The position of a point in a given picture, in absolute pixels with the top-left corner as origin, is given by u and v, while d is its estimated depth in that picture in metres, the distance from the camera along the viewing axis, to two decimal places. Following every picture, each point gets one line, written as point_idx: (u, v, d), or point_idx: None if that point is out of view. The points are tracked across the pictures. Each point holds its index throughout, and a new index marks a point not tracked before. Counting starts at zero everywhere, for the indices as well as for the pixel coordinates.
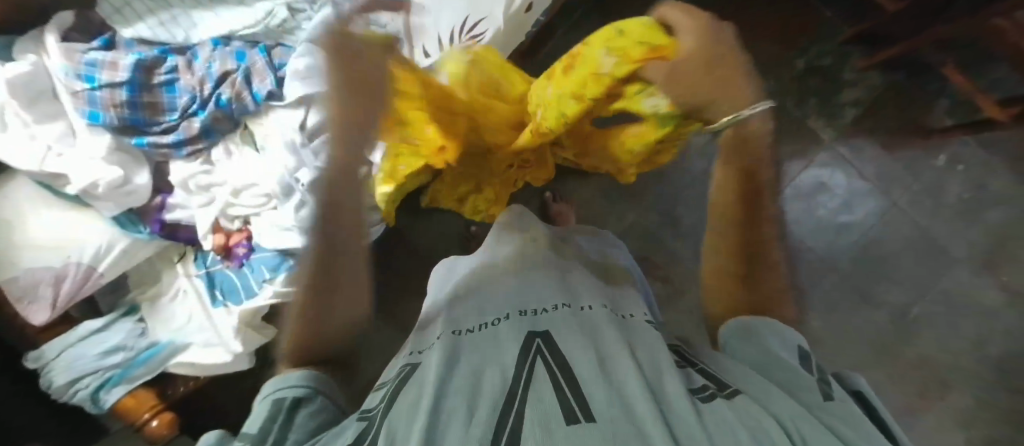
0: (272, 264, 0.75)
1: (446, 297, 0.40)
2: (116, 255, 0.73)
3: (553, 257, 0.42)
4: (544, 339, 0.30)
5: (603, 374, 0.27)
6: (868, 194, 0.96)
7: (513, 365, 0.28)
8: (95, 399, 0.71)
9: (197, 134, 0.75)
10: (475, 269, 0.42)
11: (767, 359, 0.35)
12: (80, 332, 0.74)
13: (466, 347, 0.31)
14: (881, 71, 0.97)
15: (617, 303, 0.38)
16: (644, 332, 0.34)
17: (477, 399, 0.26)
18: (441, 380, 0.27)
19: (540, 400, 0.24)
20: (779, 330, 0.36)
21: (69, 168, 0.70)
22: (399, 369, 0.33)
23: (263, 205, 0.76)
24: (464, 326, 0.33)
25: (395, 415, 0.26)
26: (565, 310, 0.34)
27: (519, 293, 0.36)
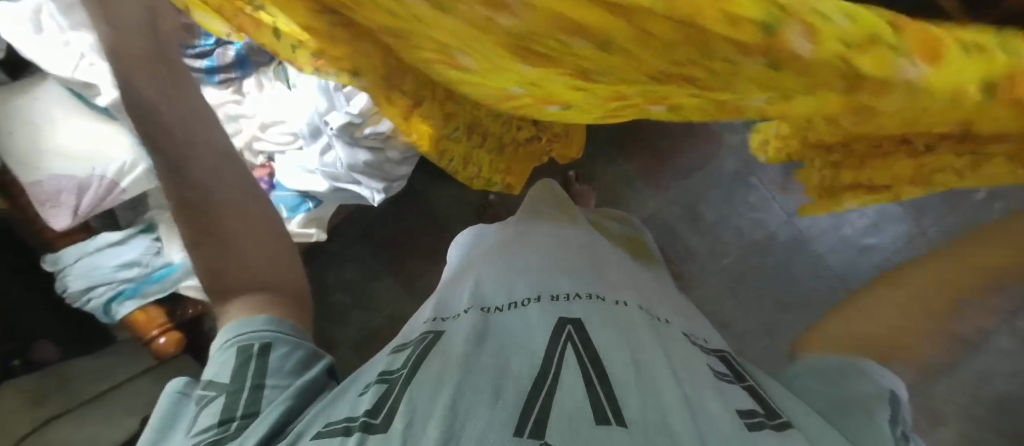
0: (291, 204, 0.77)
1: (476, 267, 0.39)
2: (139, 173, 0.73)
3: (590, 248, 0.40)
4: (575, 326, 0.29)
5: (637, 378, 0.25)
6: (899, 219, 0.93)
7: (541, 352, 0.27)
8: (107, 310, 0.74)
9: (231, 63, 0.74)
10: (509, 242, 0.41)
11: (843, 405, 0.37)
12: (99, 242, 0.76)
13: (495, 326, 0.30)
14: None
15: (651, 304, 0.36)
16: (679, 340, 0.31)
17: (502, 380, 0.25)
18: (468, 357, 0.26)
19: (570, 394, 0.23)
20: (859, 375, 0.37)
21: (102, 80, 0.69)
22: (421, 333, 0.32)
23: (289, 144, 0.76)
24: (493, 303, 0.33)
25: (417, 384, 0.25)
26: (598, 302, 0.32)
27: (555, 275, 0.35)
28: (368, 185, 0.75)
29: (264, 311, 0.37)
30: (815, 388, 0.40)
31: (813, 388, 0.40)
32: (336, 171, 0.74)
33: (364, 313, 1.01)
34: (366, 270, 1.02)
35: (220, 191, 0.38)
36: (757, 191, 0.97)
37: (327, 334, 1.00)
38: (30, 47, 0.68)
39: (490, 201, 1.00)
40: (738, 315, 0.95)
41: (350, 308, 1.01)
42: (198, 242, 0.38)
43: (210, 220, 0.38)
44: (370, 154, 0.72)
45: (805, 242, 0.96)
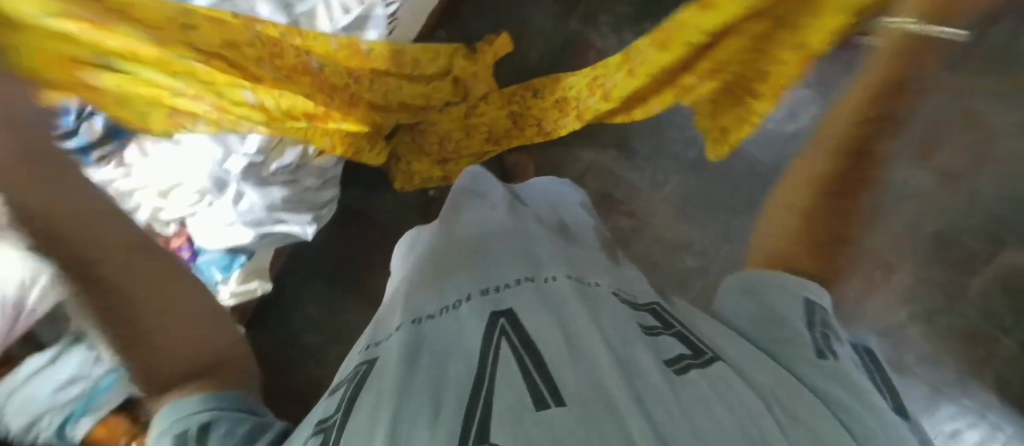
0: (222, 263, 0.74)
1: (403, 280, 0.37)
2: (42, 285, 0.66)
3: (514, 227, 0.39)
4: (508, 318, 0.28)
5: (571, 353, 0.24)
6: None
7: (476, 352, 0.26)
8: (62, 435, 0.71)
9: (103, 135, 0.65)
10: (433, 246, 0.39)
11: (767, 318, 0.34)
12: (29, 368, 0.71)
13: (427, 338, 0.28)
14: None
15: (583, 270, 0.35)
16: (611, 301, 0.31)
17: (440, 393, 0.23)
18: (402, 378, 0.24)
19: (507, 388, 0.22)
20: (785, 286, 0.35)
21: None
22: (355, 366, 0.30)
23: (198, 204, 0.71)
24: (424, 313, 0.31)
25: (351, 423, 0.23)
26: (527, 285, 0.31)
27: (484, 266, 0.34)
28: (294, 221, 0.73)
29: (205, 390, 0.32)
30: (741, 309, 0.37)
31: (738, 308, 0.38)
32: (257, 217, 0.70)
33: (340, 347, 0.97)
34: (329, 304, 0.98)
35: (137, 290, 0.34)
36: None
37: (309, 378, 0.96)
38: None
39: (431, 197, 0.96)
40: (697, 233, 0.98)
41: (324, 346, 0.97)
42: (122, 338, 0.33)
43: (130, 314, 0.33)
44: (284, 188, 0.69)
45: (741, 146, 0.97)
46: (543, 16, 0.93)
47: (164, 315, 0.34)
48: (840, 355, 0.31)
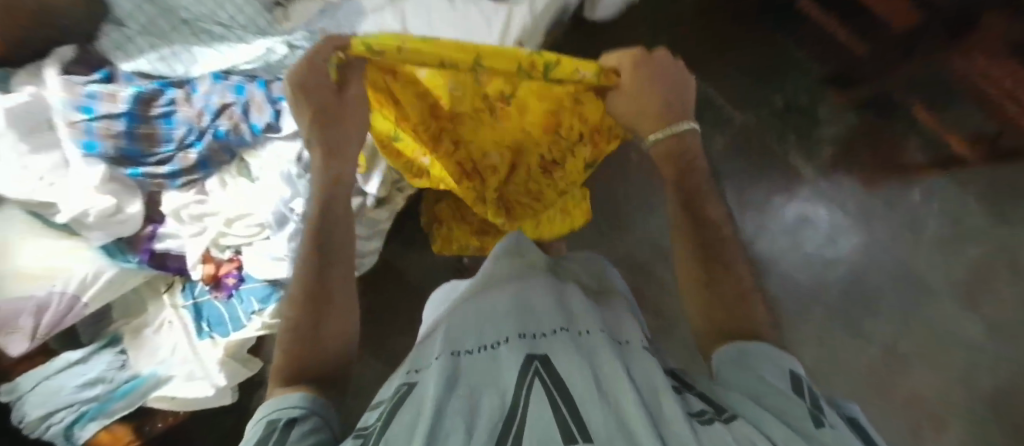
0: (261, 295, 0.76)
1: (444, 319, 0.41)
2: (101, 285, 0.73)
3: (551, 282, 0.43)
4: (541, 360, 0.30)
5: (599, 395, 0.26)
6: (850, 229, 0.99)
7: (510, 390, 0.28)
8: (67, 434, 0.73)
9: (192, 164, 0.75)
10: (474, 294, 0.43)
11: (755, 382, 0.34)
12: (59, 364, 0.73)
13: (465, 370, 0.31)
14: (856, 110, 1.01)
15: (615, 328, 0.38)
16: (640, 354, 0.33)
17: (475, 421, 0.26)
18: (440, 399, 0.27)
19: (539, 422, 0.25)
20: (770, 357, 0.36)
21: (61, 197, 0.70)
22: (395, 388, 0.32)
23: (255, 235, 0.77)
24: (463, 347, 0.34)
25: (393, 435, 0.25)
26: (563, 334, 0.34)
27: (519, 312, 0.37)
28: None
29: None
30: (732, 372, 0.37)
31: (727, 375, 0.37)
32: None
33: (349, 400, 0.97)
34: None
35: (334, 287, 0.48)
36: None
37: None
38: None
39: (463, 263, 1.01)
40: None
41: None
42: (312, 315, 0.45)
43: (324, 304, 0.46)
44: None
45: (772, 263, 1.00)
46: None
47: (330, 316, 0.46)
48: (835, 423, 0.30)
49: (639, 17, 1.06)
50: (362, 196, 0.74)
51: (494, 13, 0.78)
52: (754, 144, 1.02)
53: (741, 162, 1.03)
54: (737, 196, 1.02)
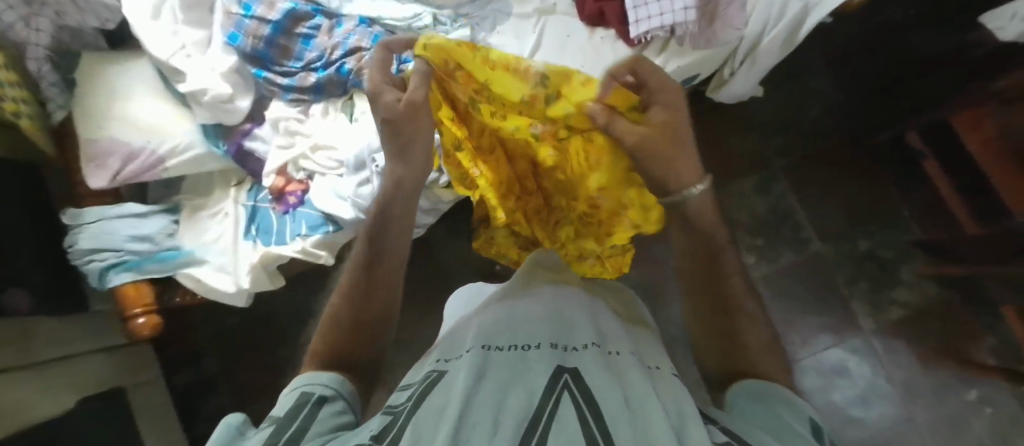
0: (313, 223, 0.80)
1: (476, 316, 0.47)
2: (186, 158, 0.78)
3: (586, 309, 0.48)
4: (571, 375, 0.35)
5: (626, 417, 0.31)
6: (887, 398, 0.94)
7: (541, 392, 0.33)
8: (102, 275, 0.76)
9: (308, 86, 0.81)
10: (508, 302, 0.48)
11: (778, 425, 0.34)
12: (121, 210, 0.79)
13: (495, 365, 0.36)
14: (939, 285, 0.96)
15: (643, 357, 0.43)
16: (665, 384, 0.37)
17: (501, 418, 0.31)
18: (469, 392, 0.32)
19: (563, 429, 0.29)
20: (795, 404, 0.36)
21: (189, 70, 0.77)
22: (425, 373, 0.39)
23: (331, 169, 0.81)
24: (495, 344, 0.39)
25: (419, 417, 0.31)
26: (592, 352, 0.39)
27: (549, 330, 0.42)
28: None
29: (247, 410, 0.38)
30: (754, 411, 0.37)
31: (748, 411, 0.37)
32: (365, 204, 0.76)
33: None
34: None
35: (379, 280, 0.49)
36: None
37: None
38: (139, 27, 0.75)
39: (498, 270, 1.02)
40: None
41: None
42: (357, 303, 0.48)
43: (366, 296, 0.48)
44: None
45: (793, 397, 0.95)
46: None
47: (372, 304, 0.48)
48: None
49: (756, 113, 1.06)
50: (438, 172, 0.77)
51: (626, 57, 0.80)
52: (820, 276, 1.00)
53: (799, 287, 1.00)
54: (783, 318, 0.99)
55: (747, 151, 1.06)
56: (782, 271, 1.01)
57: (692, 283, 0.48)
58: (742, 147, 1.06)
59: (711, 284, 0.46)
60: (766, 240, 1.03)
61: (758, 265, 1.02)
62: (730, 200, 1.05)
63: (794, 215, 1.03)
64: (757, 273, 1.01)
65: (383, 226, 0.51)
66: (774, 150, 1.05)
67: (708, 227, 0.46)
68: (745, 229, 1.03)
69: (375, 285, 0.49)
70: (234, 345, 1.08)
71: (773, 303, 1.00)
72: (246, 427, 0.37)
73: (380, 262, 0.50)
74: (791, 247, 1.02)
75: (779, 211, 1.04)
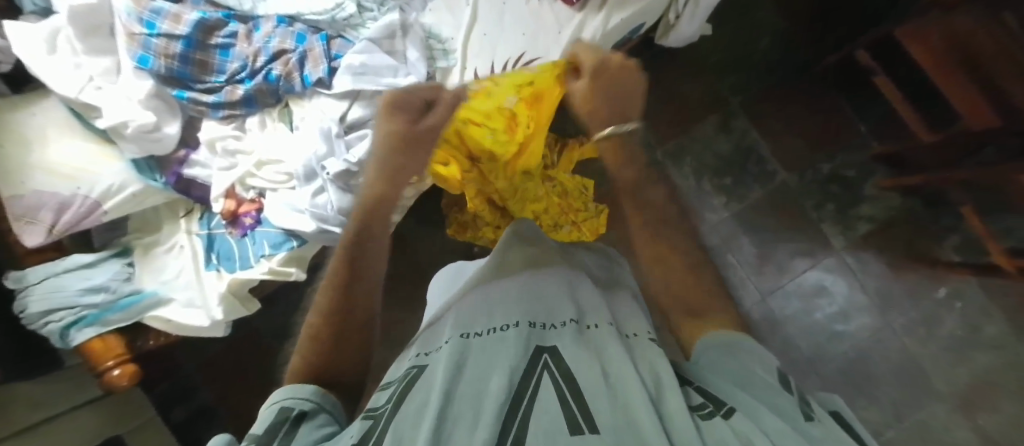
0: (275, 241, 0.77)
1: (454, 303, 0.47)
2: (123, 197, 0.73)
3: (564, 281, 0.48)
4: (550, 354, 0.36)
5: (605, 388, 0.31)
6: (865, 309, 0.98)
7: (520, 374, 0.33)
8: (63, 334, 0.71)
9: (238, 100, 0.75)
10: (484, 285, 0.48)
11: (746, 375, 0.34)
12: (68, 264, 0.74)
13: (474, 351, 0.36)
14: (901, 194, 0.98)
15: (621, 323, 0.43)
16: (645, 346, 0.38)
17: (482, 403, 0.30)
18: (448, 385, 0.32)
19: (546, 409, 0.30)
20: (762, 355, 0.36)
21: (104, 104, 0.71)
22: (405, 370, 0.38)
23: (282, 183, 0.77)
24: (473, 330, 0.40)
25: (399, 416, 0.31)
26: (571, 327, 0.40)
27: (526, 307, 0.42)
28: None
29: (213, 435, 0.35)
30: (721, 361, 0.36)
31: (713, 366, 0.37)
32: (326, 214, 0.73)
33: None
34: None
35: (362, 290, 0.47)
36: (734, 269, 1.01)
37: None
38: (37, 66, 0.69)
39: (474, 253, 1.01)
40: None
41: None
42: (343, 318, 0.45)
43: (348, 307, 0.45)
44: None
45: (778, 324, 0.99)
46: None
47: (358, 312, 0.46)
48: (824, 418, 0.31)
49: (707, 51, 1.04)
50: None
51: (567, 19, 0.77)
52: (789, 204, 1.02)
53: (770, 217, 1.02)
54: (759, 251, 1.01)
55: (703, 91, 1.05)
56: (753, 205, 1.02)
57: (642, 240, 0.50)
58: (698, 87, 1.05)
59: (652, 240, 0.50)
60: (734, 179, 1.03)
61: (728, 204, 1.03)
62: (693, 145, 1.04)
63: (758, 148, 1.03)
64: (729, 212, 1.03)
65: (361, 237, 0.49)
66: (730, 87, 1.04)
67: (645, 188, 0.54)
68: (712, 170, 1.04)
69: (356, 297, 0.46)
70: (223, 374, 1.07)
71: (747, 239, 1.02)
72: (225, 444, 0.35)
73: (365, 273, 0.48)
74: (759, 180, 1.03)
75: (743, 147, 1.04)
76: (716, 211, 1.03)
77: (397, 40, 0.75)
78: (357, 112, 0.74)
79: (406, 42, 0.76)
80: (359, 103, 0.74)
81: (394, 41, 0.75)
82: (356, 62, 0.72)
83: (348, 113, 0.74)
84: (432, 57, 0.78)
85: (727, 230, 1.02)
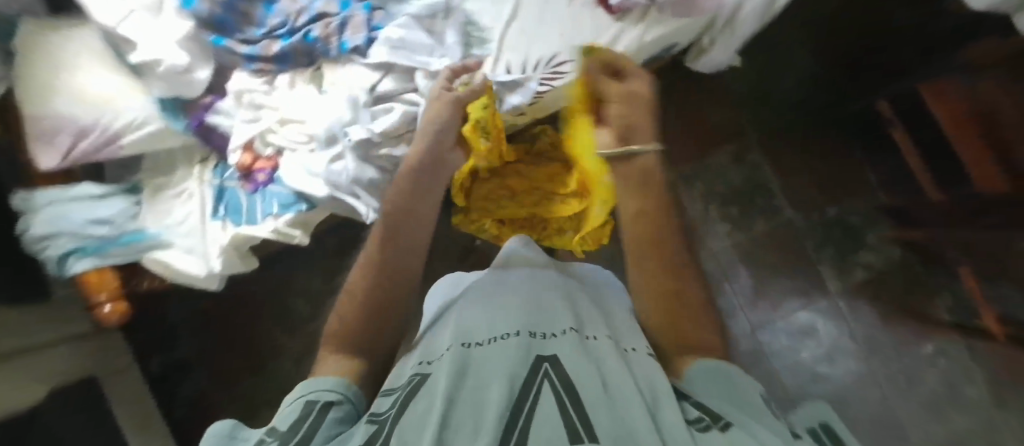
0: (285, 201, 0.77)
1: (458, 307, 0.47)
2: (143, 134, 0.73)
3: (564, 292, 0.49)
4: (550, 363, 0.36)
5: (605, 399, 0.32)
6: (852, 355, 0.99)
7: (521, 382, 0.34)
8: (61, 262, 0.71)
9: (272, 56, 0.76)
10: (487, 288, 0.49)
11: (739, 400, 0.35)
12: (77, 193, 0.74)
13: (475, 360, 0.37)
14: (900, 248, 1.00)
15: (620, 338, 0.43)
16: (644, 362, 0.39)
17: (484, 413, 0.31)
18: (451, 393, 0.33)
19: (548, 418, 0.30)
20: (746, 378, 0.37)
21: (142, 39, 0.71)
22: (408, 377, 0.38)
23: (301, 144, 0.77)
24: (474, 339, 0.40)
25: (404, 422, 0.31)
26: (571, 337, 0.40)
27: (527, 316, 0.43)
28: (366, 201, 0.75)
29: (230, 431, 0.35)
30: (711, 384, 0.37)
31: (703, 382, 0.37)
32: (340, 181, 0.74)
33: None
34: None
35: (400, 261, 0.49)
36: (728, 298, 1.02)
37: None
38: None
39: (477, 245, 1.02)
40: None
41: (305, 318, 1.06)
42: (387, 283, 0.46)
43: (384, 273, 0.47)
44: (377, 172, 0.75)
45: (764, 357, 1.00)
46: None
47: (402, 284, 0.47)
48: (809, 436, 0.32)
49: (731, 81, 1.06)
50: None
51: (605, 27, 0.78)
52: (792, 242, 1.03)
53: (770, 252, 1.03)
54: (756, 284, 1.02)
55: (723, 120, 1.07)
56: (756, 238, 1.04)
57: (643, 246, 0.48)
58: (718, 116, 1.07)
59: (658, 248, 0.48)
60: (740, 209, 1.05)
61: (732, 234, 1.04)
62: (705, 170, 1.06)
63: (768, 184, 1.05)
64: (731, 241, 1.04)
65: (401, 212, 0.52)
66: (749, 120, 1.06)
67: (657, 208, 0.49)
68: (720, 198, 1.05)
69: (393, 265, 0.48)
70: (207, 329, 1.06)
71: (745, 270, 1.03)
72: (240, 433, 0.35)
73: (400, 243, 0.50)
74: (765, 214, 1.04)
75: (754, 180, 1.05)
76: (719, 239, 1.04)
77: (437, 21, 0.77)
78: (389, 84, 0.75)
79: (446, 25, 0.77)
80: (392, 75, 0.75)
81: (434, 22, 0.77)
82: (395, 35, 0.74)
83: (379, 84, 0.75)
84: (468, 43, 0.79)
85: (728, 258, 1.04)
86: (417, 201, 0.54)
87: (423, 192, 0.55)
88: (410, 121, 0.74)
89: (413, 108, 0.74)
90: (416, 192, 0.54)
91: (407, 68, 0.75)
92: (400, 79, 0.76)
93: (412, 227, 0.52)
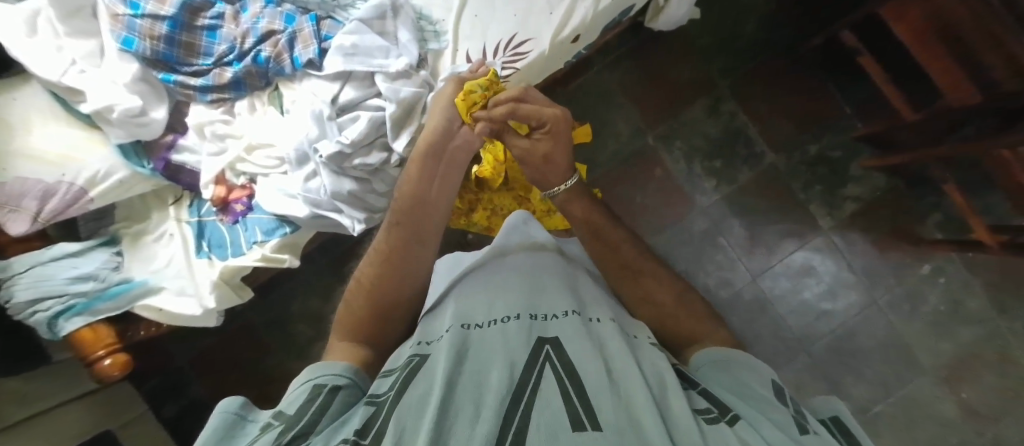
0: (267, 227, 0.76)
1: (454, 291, 0.47)
2: (111, 183, 0.72)
3: (567, 273, 0.48)
4: (551, 346, 0.36)
5: (609, 386, 0.32)
6: (852, 287, 1.00)
7: (522, 367, 0.34)
8: (51, 325, 0.70)
9: (226, 84, 0.74)
10: (486, 270, 0.49)
11: (746, 389, 0.36)
12: (54, 253, 0.72)
13: (474, 342, 0.37)
14: (886, 174, 1.00)
15: (626, 324, 0.42)
16: (648, 349, 0.38)
17: (483, 399, 0.31)
18: (449, 378, 0.33)
19: (548, 408, 0.30)
20: (757, 368, 0.38)
21: (89, 88, 0.69)
22: (407, 357, 0.39)
23: (273, 168, 0.76)
24: (474, 321, 0.40)
25: (403, 405, 0.32)
26: (574, 318, 0.40)
27: (529, 298, 0.42)
28: (349, 214, 0.74)
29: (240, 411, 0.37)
30: (721, 376, 0.38)
31: (714, 376, 0.38)
32: (319, 199, 0.73)
33: None
34: None
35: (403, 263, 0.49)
36: (725, 251, 1.03)
37: None
38: (18, 49, 0.68)
39: (469, 239, 1.01)
40: None
41: (310, 339, 1.05)
42: (389, 283, 0.48)
43: (387, 275, 0.48)
44: (355, 183, 0.73)
45: (768, 303, 1.01)
46: (623, 123, 1.06)
47: (405, 286, 0.48)
48: (819, 431, 0.32)
49: (695, 35, 1.05)
50: (387, 152, 0.74)
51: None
52: (779, 186, 1.03)
53: (759, 199, 1.03)
54: (750, 233, 1.02)
55: (693, 74, 1.05)
56: (743, 187, 1.04)
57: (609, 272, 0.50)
58: (687, 71, 1.06)
59: (623, 268, 0.50)
60: (724, 161, 1.04)
61: (719, 187, 1.04)
62: (683, 128, 1.05)
63: (746, 132, 1.04)
64: (720, 195, 1.04)
65: (408, 213, 0.52)
66: (719, 70, 1.05)
67: (610, 232, 0.52)
68: (702, 153, 1.05)
69: (398, 267, 0.49)
70: (216, 366, 1.06)
71: (737, 221, 1.03)
72: (248, 411, 0.37)
73: (407, 246, 0.50)
74: (748, 162, 1.04)
75: (733, 130, 1.05)
76: (707, 195, 1.04)
77: (388, 21, 0.75)
78: (350, 94, 0.73)
79: (398, 23, 0.75)
80: (351, 84, 0.73)
81: (385, 22, 0.74)
82: (347, 42, 0.71)
83: (340, 95, 0.74)
84: (423, 39, 0.77)
85: (718, 213, 1.04)
86: (422, 201, 0.53)
87: (429, 191, 0.54)
88: (379, 126, 0.72)
89: (380, 113, 0.72)
90: (423, 190, 0.53)
91: (365, 74, 0.73)
92: (361, 86, 0.74)
93: (418, 228, 0.52)
